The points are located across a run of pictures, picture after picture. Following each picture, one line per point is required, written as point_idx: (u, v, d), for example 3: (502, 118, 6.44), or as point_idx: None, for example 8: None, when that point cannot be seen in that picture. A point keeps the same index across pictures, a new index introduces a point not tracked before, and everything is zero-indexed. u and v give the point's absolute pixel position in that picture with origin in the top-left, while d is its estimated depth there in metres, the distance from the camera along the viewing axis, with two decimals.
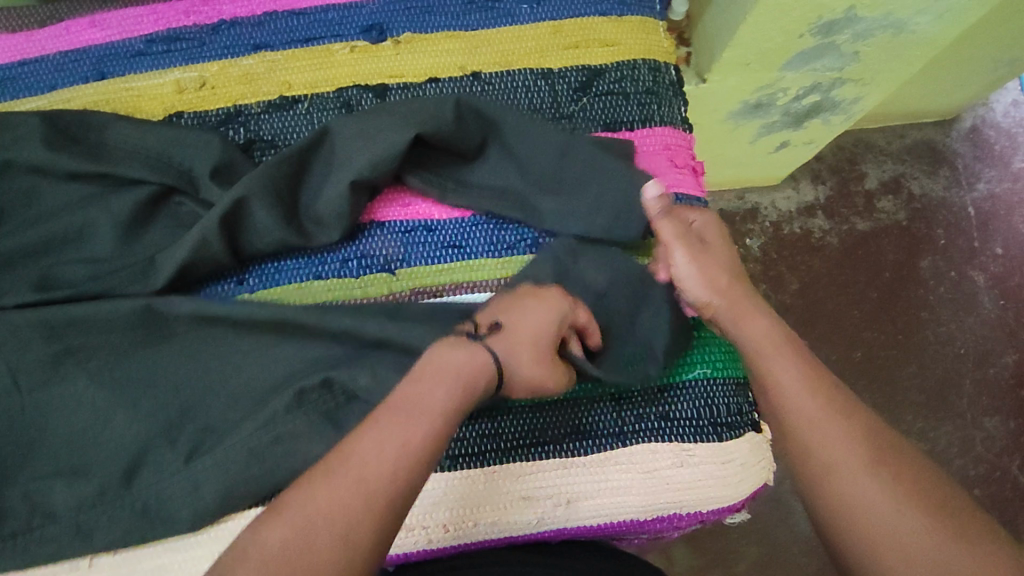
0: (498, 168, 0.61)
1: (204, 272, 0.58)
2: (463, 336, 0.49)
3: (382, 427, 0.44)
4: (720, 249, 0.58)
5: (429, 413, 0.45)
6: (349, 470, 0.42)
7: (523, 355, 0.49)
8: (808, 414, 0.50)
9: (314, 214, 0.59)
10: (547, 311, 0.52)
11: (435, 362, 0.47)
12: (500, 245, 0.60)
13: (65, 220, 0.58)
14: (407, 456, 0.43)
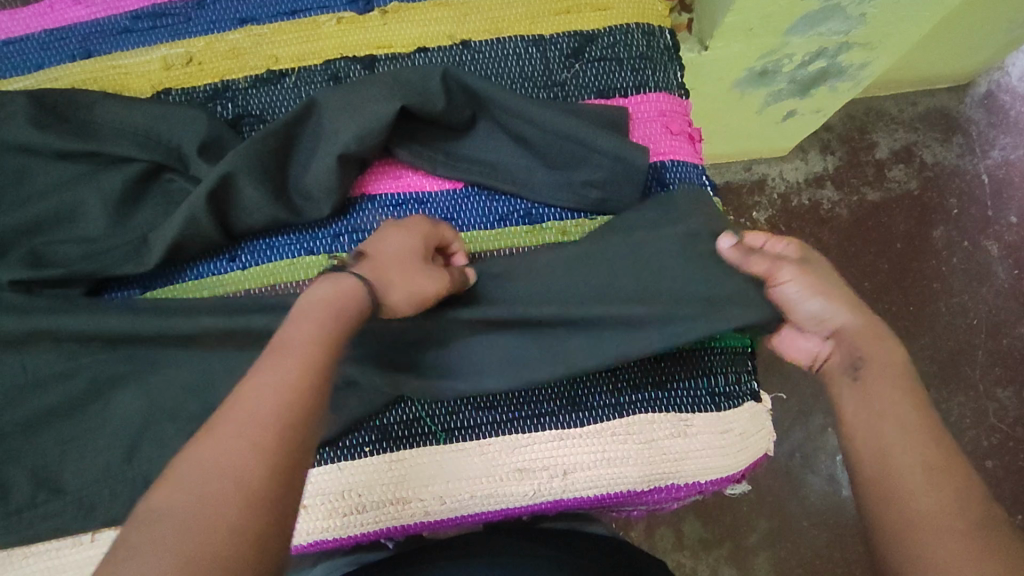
0: (488, 141, 0.59)
1: (195, 250, 0.57)
2: (331, 272, 0.48)
3: (258, 372, 0.41)
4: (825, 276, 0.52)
5: (300, 350, 0.42)
6: (230, 418, 0.39)
7: (395, 260, 0.49)
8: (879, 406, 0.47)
9: (304, 188, 0.58)
10: (396, 223, 0.52)
11: (312, 299, 0.45)
12: (493, 217, 0.59)
13: (55, 199, 0.58)
14: (288, 394, 0.40)
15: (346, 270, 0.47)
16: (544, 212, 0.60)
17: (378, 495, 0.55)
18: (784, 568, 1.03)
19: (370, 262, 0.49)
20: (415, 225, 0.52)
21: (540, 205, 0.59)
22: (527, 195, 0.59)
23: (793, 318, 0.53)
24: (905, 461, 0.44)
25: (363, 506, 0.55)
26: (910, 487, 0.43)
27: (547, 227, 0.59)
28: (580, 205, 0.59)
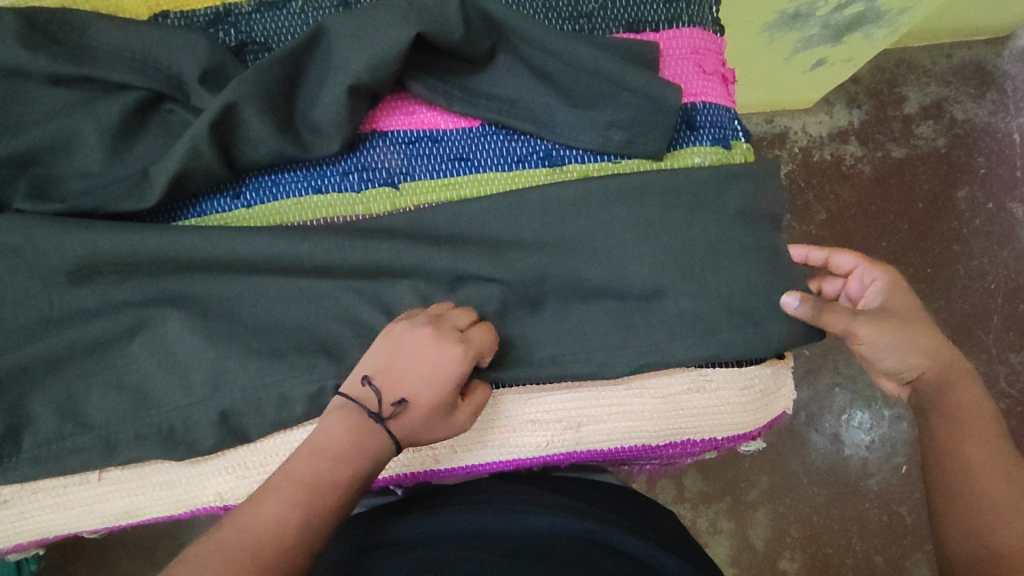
0: (508, 77, 0.56)
1: (197, 185, 0.55)
2: (357, 409, 0.47)
3: (273, 496, 0.43)
4: (918, 314, 0.53)
5: (321, 489, 0.44)
6: (242, 534, 0.41)
7: (424, 420, 0.48)
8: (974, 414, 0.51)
9: (312, 122, 0.55)
10: (433, 358, 0.47)
11: (330, 436, 0.46)
12: (511, 158, 0.56)
13: (49, 127, 0.55)
14: (305, 524, 0.43)
15: (372, 413, 0.47)
16: (566, 153, 0.56)
17: None
18: (784, 524, 1.03)
19: (399, 413, 0.47)
20: (448, 367, 0.47)
21: (561, 146, 0.56)
22: (548, 136, 0.55)
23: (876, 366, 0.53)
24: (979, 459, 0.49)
25: None
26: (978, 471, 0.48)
27: (567, 169, 0.56)
28: (605, 147, 0.54)
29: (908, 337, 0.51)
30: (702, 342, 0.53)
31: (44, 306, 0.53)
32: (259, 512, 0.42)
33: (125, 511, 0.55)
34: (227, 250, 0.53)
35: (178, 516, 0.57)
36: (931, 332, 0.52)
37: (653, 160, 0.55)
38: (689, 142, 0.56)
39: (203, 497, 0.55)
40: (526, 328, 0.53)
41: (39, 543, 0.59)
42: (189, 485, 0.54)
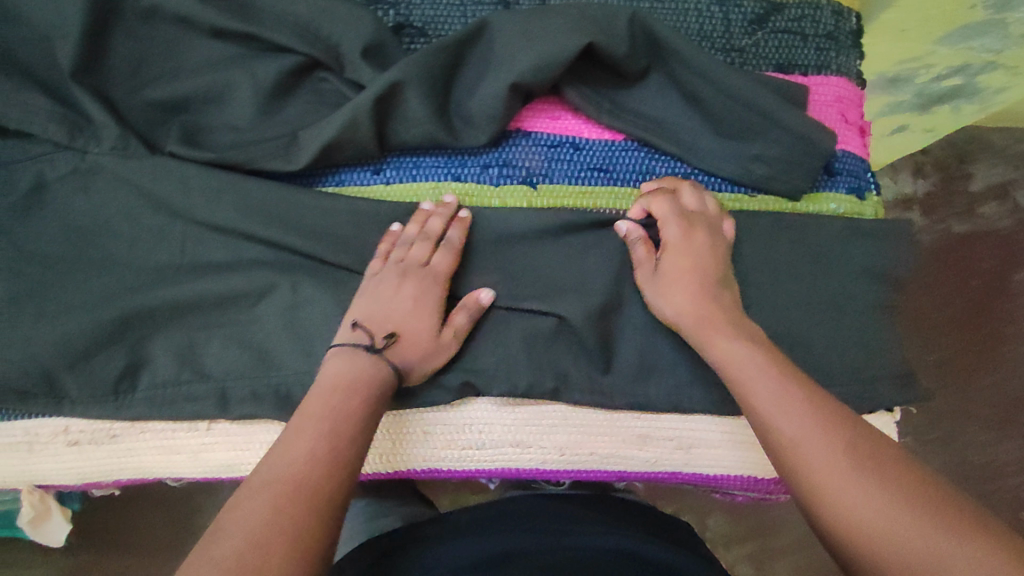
0: (657, 99, 0.57)
1: (344, 156, 0.55)
2: (350, 348, 0.48)
3: (299, 437, 0.42)
4: (708, 255, 0.51)
5: (343, 420, 0.44)
6: (274, 475, 0.40)
7: (415, 350, 0.50)
8: (791, 422, 0.42)
9: (465, 112, 0.56)
10: (419, 293, 0.51)
11: (336, 375, 0.46)
12: (650, 175, 0.57)
13: (206, 78, 0.56)
14: (345, 456, 0.42)
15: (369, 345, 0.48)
16: (704, 179, 0.57)
17: (500, 436, 0.54)
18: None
19: (392, 346, 0.49)
20: (426, 290, 0.51)
21: (700, 171, 0.57)
22: (691, 160, 0.57)
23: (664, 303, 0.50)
24: (809, 457, 0.40)
25: (482, 444, 0.54)
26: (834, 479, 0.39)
27: None
28: (746, 178, 0.56)
29: (682, 290, 0.49)
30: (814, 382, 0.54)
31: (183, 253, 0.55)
32: (292, 445, 0.42)
33: (227, 465, 0.55)
34: (372, 224, 0.55)
35: None
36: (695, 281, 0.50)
37: (789, 200, 0.57)
38: (826, 188, 0.57)
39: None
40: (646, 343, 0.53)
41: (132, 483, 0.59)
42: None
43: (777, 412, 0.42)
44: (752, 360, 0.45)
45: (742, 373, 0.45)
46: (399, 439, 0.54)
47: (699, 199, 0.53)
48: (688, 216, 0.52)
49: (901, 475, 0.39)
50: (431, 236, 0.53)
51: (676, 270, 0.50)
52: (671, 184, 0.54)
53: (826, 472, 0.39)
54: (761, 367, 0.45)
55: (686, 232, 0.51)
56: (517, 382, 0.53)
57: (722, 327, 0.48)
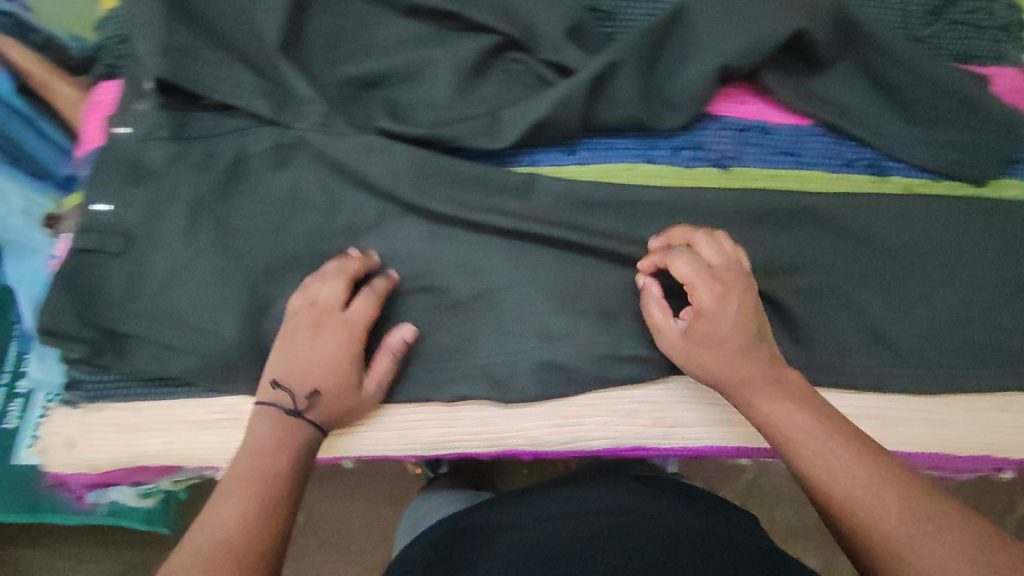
0: (847, 84, 0.58)
1: (545, 137, 0.56)
2: (274, 411, 0.50)
3: (224, 503, 0.44)
4: (743, 316, 0.49)
5: (270, 480, 0.46)
6: (219, 524, 0.43)
7: (336, 407, 0.52)
8: (840, 457, 0.44)
9: (665, 95, 0.56)
10: (329, 340, 0.52)
11: (257, 440, 0.49)
12: (838, 161, 0.59)
13: (404, 56, 0.56)
14: (254, 508, 0.44)
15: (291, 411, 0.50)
16: (889, 164, 0.59)
17: (702, 412, 0.58)
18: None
19: (316, 403, 0.51)
20: (350, 351, 0.52)
21: (887, 157, 0.59)
22: (880, 146, 0.58)
23: (665, 340, 0.52)
24: (843, 490, 0.43)
25: (687, 420, 0.58)
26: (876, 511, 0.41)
27: (890, 181, 0.59)
28: (935, 164, 0.57)
29: (703, 357, 0.50)
30: (989, 359, 0.57)
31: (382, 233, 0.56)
32: (222, 512, 0.44)
33: (434, 442, 0.57)
34: (574, 208, 0.57)
35: (483, 454, 0.60)
36: (736, 351, 0.49)
37: (974, 184, 0.59)
38: (1010, 175, 0.59)
39: (516, 435, 0.57)
40: (828, 323, 0.57)
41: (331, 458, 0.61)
42: (503, 422, 0.57)
43: (825, 470, 0.44)
44: (800, 423, 0.46)
45: (792, 428, 0.47)
46: (605, 418, 0.57)
47: (721, 246, 0.52)
48: (716, 274, 0.50)
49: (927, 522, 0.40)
50: (345, 273, 0.53)
51: (717, 342, 0.49)
52: (698, 235, 0.52)
53: (889, 526, 0.40)
54: (805, 429, 0.46)
55: (716, 292, 0.49)
56: None
57: (783, 396, 0.48)
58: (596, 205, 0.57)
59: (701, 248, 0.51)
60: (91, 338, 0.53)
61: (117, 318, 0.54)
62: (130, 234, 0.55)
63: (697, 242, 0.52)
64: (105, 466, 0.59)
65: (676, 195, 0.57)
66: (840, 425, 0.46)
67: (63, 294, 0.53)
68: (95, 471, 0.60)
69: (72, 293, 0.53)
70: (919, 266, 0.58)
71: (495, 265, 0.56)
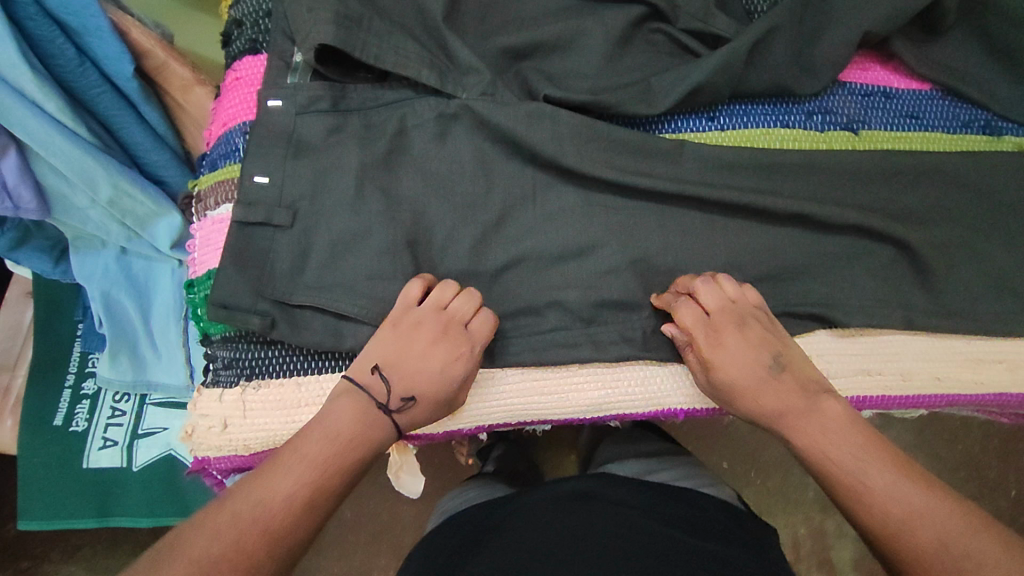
0: (959, 52, 0.62)
1: (694, 102, 0.58)
2: (365, 395, 0.49)
3: (283, 467, 0.43)
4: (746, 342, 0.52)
5: (332, 470, 0.44)
6: (257, 498, 0.41)
7: (425, 414, 0.51)
8: (879, 481, 0.45)
9: (805, 60, 0.59)
10: (441, 354, 0.51)
11: (335, 421, 0.46)
12: (957, 122, 0.62)
13: (556, 26, 0.58)
14: (315, 497, 0.42)
15: (384, 405, 0.49)
16: (1003, 125, 0.63)
17: (848, 365, 0.59)
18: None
19: (409, 409, 0.49)
20: (457, 362, 0.51)
21: (1000, 117, 0.62)
22: (996, 107, 0.62)
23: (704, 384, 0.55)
24: (887, 511, 0.43)
25: (834, 372, 0.59)
26: (924, 536, 0.42)
27: (1005, 139, 0.62)
28: None
29: (731, 394, 0.53)
30: None
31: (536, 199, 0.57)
32: (273, 483, 0.42)
33: (598, 403, 0.59)
34: (724, 169, 0.58)
35: (632, 416, 0.61)
36: (753, 381, 0.52)
37: None
38: None
39: (673, 398, 0.59)
40: (966, 274, 0.59)
41: (481, 428, 0.61)
42: (663, 384, 0.59)
43: (863, 503, 0.45)
44: (850, 449, 0.47)
45: (825, 446, 0.48)
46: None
47: (719, 290, 0.55)
48: (714, 324, 0.53)
49: (953, 543, 0.41)
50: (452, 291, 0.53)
51: (736, 379, 0.52)
52: (698, 282, 0.55)
53: (929, 546, 0.41)
54: (855, 453, 0.47)
55: (715, 339, 0.53)
56: (870, 316, 0.58)
57: (824, 433, 0.49)
58: (744, 166, 0.58)
59: (701, 296, 0.54)
60: (265, 310, 0.52)
61: (289, 290, 0.53)
62: (294, 206, 0.54)
63: (699, 294, 0.54)
64: (258, 447, 0.55)
65: (816, 155, 0.59)
66: (848, 437, 0.48)
67: (233, 269, 0.52)
68: (241, 455, 0.56)
69: (241, 267, 0.52)
70: None
71: (649, 230, 0.58)
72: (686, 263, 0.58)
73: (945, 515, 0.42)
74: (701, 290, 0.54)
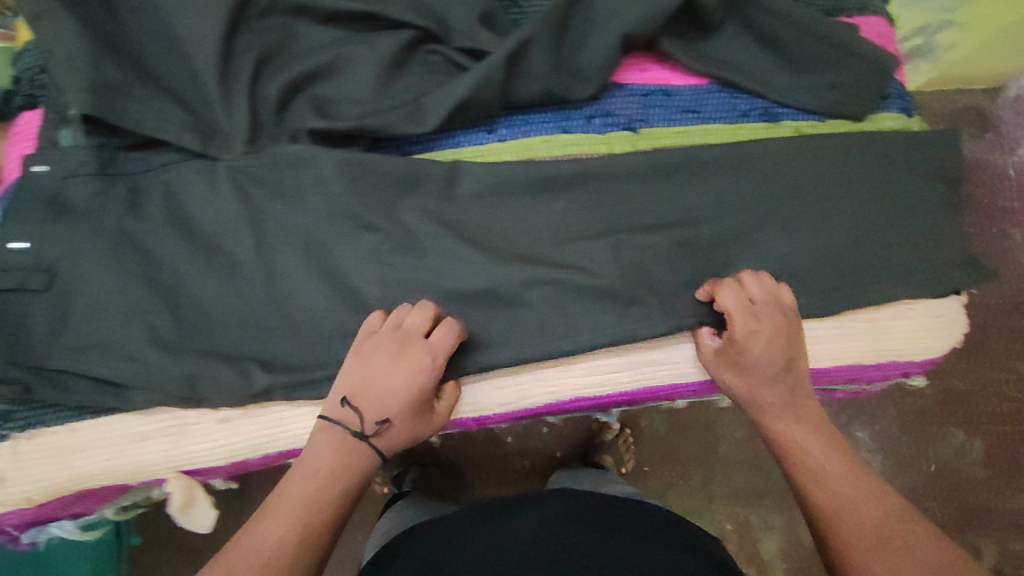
0: (734, 47, 0.64)
1: (465, 118, 0.59)
2: (338, 430, 0.53)
3: (277, 511, 0.49)
4: (775, 331, 0.56)
5: (317, 507, 0.50)
6: (247, 554, 0.47)
7: (408, 431, 0.55)
8: (836, 466, 0.53)
9: (575, 66, 0.60)
10: (405, 367, 0.53)
11: (316, 461, 0.51)
12: (734, 112, 0.64)
13: (325, 57, 0.59)
14: (296, 539, 0.48)
15: (353, 434, 0.52)
16: (781, 111, 0.65)
17: (635, 358, 0.60)
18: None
19: (385, 430, 0.53)
20: (421, 374, 0.54)
21: (777, 104, 0.64)
22: (771, 95, 0.64)
23: (708, 364, 0.59)
24: (845, 489, 0.52)
25: (622, 368, 0.60)
26: (858, 504, 0.51)
27: (783, 125, 0.64)
28: (819, 106, 0.63)
29: (736, 370, 0.57)
30: (904, 279, 0.63)
31: (313, 239, 0.57)
32: (258, 534, 0.48)
33: None
34: (505, 181, 0.60)
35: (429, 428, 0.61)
36: (767, 363, 0.56)
37: (851, 121, 0.65)
38: (884, 107, 0.66)
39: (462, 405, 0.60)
40: (753, 270, 0.61)
41: (275, 462, 0.60)
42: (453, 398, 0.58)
43: (818, 487, 0.52)
44: (805, 441, 0.55)
45: (793, 434, 0.56)
46: (522, 380, 0.60)
47: (762, 284, 0.58)
48: (753, 310, 0.56)
49: (892, 530, 0.49)
50: (431, 312, 0.55)
51: (750, 360, 0.56)
52: (747, 273, 0.58)
53: (867, 514, 0.50)
54: (813, 438, 0.55)
55: (754, 326, 0.56)
56: (654, 326, 0.58)
57: (795, 416, 0.56)
58: (522, 181, 0.60)
59: (750, 289, 0.57)
60: (16, 377, 0.51)
61: (45, 355, 0.52)
62: (53, 269, 0.53)
63: (748, 284, 0.58)
64: (40, 497, 0.54)
65: (594, 160, 0.61)
66: (823, 426, 0.56)
67: None
68: (25, 506, 0.55)
69: None
70: (823, 202, 0.63)
71: (438, 257, 0.58)
72: (481, 278, 0.58)
73: (878, 491, 0.51)
74: (745, 279, 0.58)
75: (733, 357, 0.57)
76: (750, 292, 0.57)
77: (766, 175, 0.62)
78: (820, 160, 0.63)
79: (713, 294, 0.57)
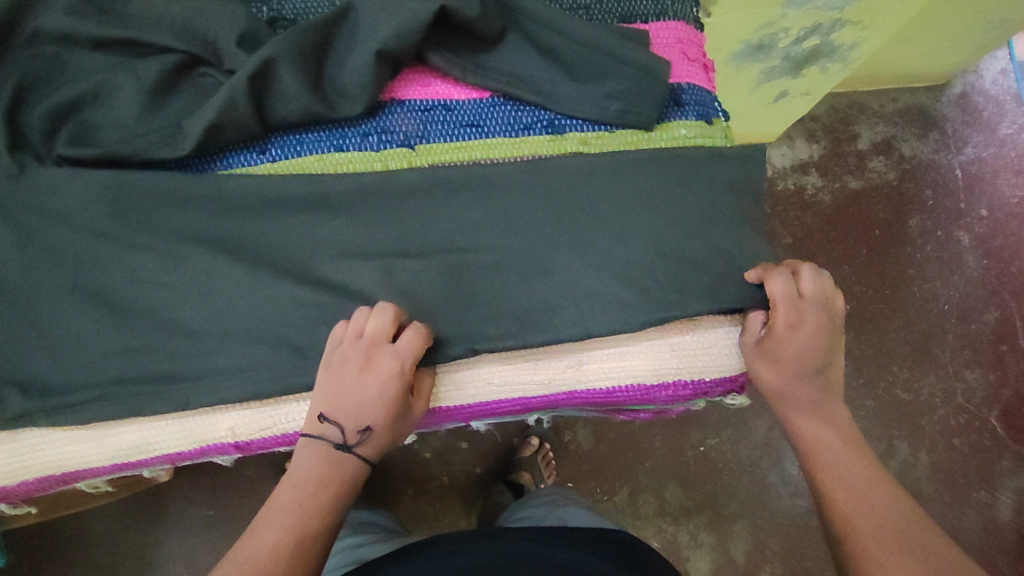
0: (516, 57, 0.61)
1: (226, 140, 0.59)
2: (325, 444, 0.54)
3: (269, 516, 0.51)
4: (813, 332, 0.57)
5: (310, 512, 0.52)
6: (250, 555, 0.49)
7: (386, 438, 0.55)
8: (859, 470, 0.54)
9: (339, 84, 0.59)
10: (371, 375, 0.54)
11: (304, 470, 0.53)
12: (517, 125, 0.62)
13: (87, 83, 0.59)
14: (297, 542, 0.50)
15: (341, 444, 0.54)
16: (567, 122, 0.62)
17: None
18: (763, 538, 1.13)
19: (366, 440, 0.54)
20: (389, 380, 0.54)
21: (563, 115, 0.62)
22: (554, 106, 0.61)
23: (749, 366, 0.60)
24: (864, 488, 0.52)
25: None
26: (881, 500, 0.51)
27: (568, 137, 0.62)
28: (602, 116, 0.61)
29: (769, 368, 0.57)
30: (701, 291, 0.59)
31: (75, 267, 0.58)
32: (257, 540, 0.50)
33: (135, 446, 0.57)
34: (269, 205, 0.59)
35: (187, 456, 0.59)
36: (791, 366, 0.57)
37: (644, 130, 0.62)
38: (676, 116, 0.63)
39: (215, 432, 0.58)
40: (528, 292, 0.59)
41: (49, 487, 0.61)
42: (202, 420, 0.57)
43: (838, 484, 0.53)
44: (823, 437, 0.56)
45: (815, 439, 0.56)
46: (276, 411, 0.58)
47: (818, 283, 0.58)
48: (797, 304, 0.57)
49: (908, 529, 0.49)
50: (392, 317, 0.55)
51: (779, 355, 0.57)
52: (805, 268, 0.59)
53: (858, 510, 0.51)
54: (838, 442, 0.55)
55: (795, 318, 0.57)
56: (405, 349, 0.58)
57: (818, 418, 0.57)
58: (286, 205, 0.59)
59: (772, 287, 0.58)
60: None
61: None
62: None
63: (771, 282, 0.58)
64: None
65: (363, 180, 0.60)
66: (853, 435, 0.56)
67: None
68: None
69: None
70: (612, 216, 0.60)
71: (199, 283, 0.58)
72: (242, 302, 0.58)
73: (891, 489, 0.52)
74: (801, 274, 0.58)
75: (775, 360, 0.57)
76: (773, 297, 0.57)
77: (546, 190, 0.60)
78: (604, 173, 0.61)
79: (764, 278, 0.58)
